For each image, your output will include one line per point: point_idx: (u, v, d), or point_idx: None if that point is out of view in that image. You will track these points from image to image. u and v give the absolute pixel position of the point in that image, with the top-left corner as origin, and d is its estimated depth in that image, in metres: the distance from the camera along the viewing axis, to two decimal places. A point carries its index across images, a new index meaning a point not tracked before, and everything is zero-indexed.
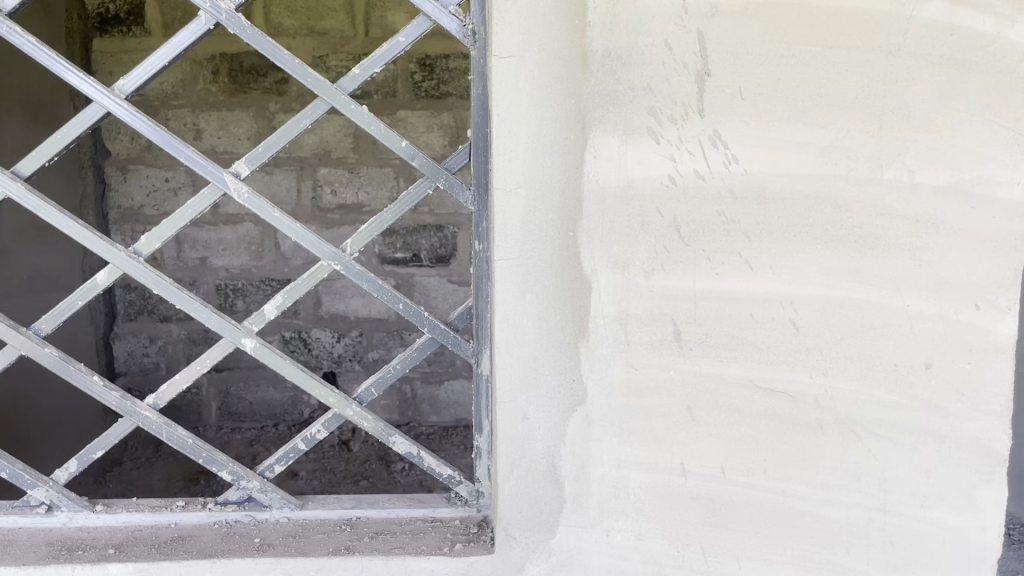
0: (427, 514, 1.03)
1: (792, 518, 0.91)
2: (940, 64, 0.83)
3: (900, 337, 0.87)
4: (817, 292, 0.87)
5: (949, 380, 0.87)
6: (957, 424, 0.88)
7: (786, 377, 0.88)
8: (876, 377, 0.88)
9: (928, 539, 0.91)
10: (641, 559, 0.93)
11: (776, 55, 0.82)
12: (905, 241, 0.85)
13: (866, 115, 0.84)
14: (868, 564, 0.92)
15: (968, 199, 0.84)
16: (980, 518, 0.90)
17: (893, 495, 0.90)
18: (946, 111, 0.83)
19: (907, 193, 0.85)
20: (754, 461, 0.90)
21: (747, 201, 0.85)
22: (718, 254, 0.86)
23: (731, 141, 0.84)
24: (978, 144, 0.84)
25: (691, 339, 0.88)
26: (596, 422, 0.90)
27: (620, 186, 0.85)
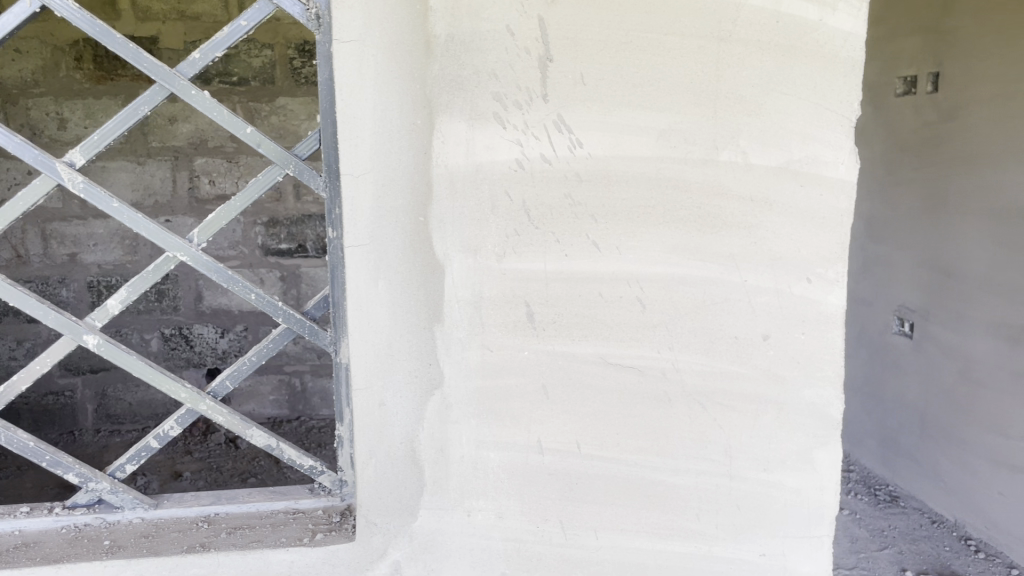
0: (289, 506, 1.03)
1: (645, 487, 0.95)
2: (768, 49, 0.87)
3: (739, 311, 0.92)
4: (661, 270, 0.91)
5: (787, 350, 0.93)
6: (794, 390, 0.94)
7: (634, 353, 0.92)
8: (718, 349, 0.93)
9: (770, 501, 0.96)
10: (503, 536, 0.95)
11: (616, 40, 0.85)
12: (742, 219, 0.90)
13: (702, 99, 0.88)
14: (717, 528, 0.97)
15: (797, 177, 0.90)
16: (818, 478, 0.96)
17: (737, 461, 0.95)
18: (776, 94, 0.88)
19: (742, 173, 0.89)
20: (607, 435, 0.93)
21: (592, 183, 0.88)
22: (566, 235, 0.89)
23: (575, 126, 0.86)
24: (805, 125, 0.89)
25: (544, 320, 0.90)
26: (454, 405, 0.91)
27: (469, 171, 0.86)
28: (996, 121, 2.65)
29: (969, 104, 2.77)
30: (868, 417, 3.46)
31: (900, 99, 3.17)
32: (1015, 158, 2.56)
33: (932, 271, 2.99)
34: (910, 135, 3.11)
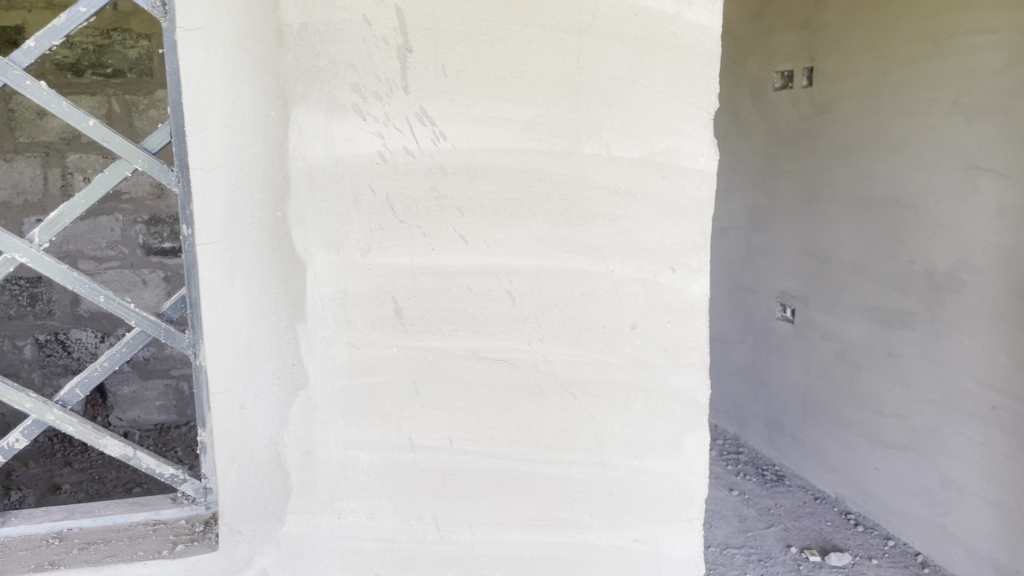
0: (149, 517, 0.99)
1: (519, 479, 0.95)
2: (628, 41, 0.88)
3: (607, 301, 0.93)
4: (529, 263, 0.91)
5: (654, 338, 0.95)
6: (661, 377, 0.96)
7: (506, 346, 0.92)
8: (588, 339, 0.94)
9: (642, 487, 0.98)
10: (375, 537, 0.93)
11: (476, 32, 0.85)
12: (607, 210, 0.92)
13: (564, 91, 0.88)
14: (591, 516, 0.98)
15: (659, 169, 0.92)
16: (687, 463, 0.99)
17: (610, 449, 0.97)
18: (636, 87, 0.90)
19: (606, 165, 0.91)
20: (480, 429, 0.93)
21: (457, 176, 0.87)
22: (432, 229, 0.88)
23: (438, 118, 0.85)
24: (666, 118, 0.91)
25: (412, 315, 0.88)
26: (320, 405, 0.89)
27: (328, 164, 0.84)
28: (866, 114, 2.79)
29: (840, 98, 2.91)
30: (755, 400, 3.59)
31: (778, 93, 3.30)
32: (885, 150, 2.71)
33: (810, 258, 3.13)
34: (787, 128, 3.24)
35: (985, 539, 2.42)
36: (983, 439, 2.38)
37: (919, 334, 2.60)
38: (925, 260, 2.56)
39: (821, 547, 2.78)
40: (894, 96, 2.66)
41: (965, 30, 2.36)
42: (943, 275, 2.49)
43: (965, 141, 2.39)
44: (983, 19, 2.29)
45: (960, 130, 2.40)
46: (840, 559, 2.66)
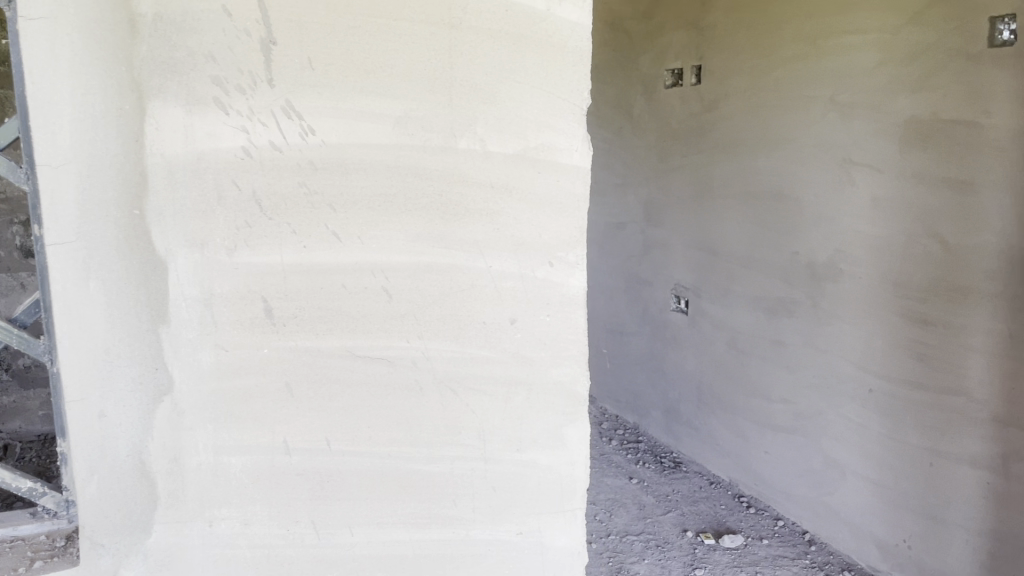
0: (8, 534, 0.97)
1: (400, 478, 0.94)
2: (498, 38, 0.89)
3: (485, 297, 0.94)
4: (405, 259, 0.90)
5: (532, 332, 0.96)
6: (541, 371, 0.97)
7: (382, 344, 0.91)
8: (467, 335, 0.94)
9: (524, 480, 0.99)
10: (249, 544, 0.91)
11: (343, 25, 0.83)
12: (483, 205, 0.92)
13: (437, 86, 0.88)
14: (474, 511, 0.98)
15: (534, 164, 0.93)
16: (568, 454, 1.00)
17: (491, 444, 0.97)
18: (509, 83, 0.91)
19: (481, 161, 0.91)
20: (358, 429, 0.91)
21: (327, 172, 0.85)
22: (302, 226, 0.86)
23: (305, 112, 0.83)
24: (539, 114, 0.93)
25: (283, 315, 0.87)
26: (186, 411, 0.87)
27: (189, 159, 0.82)
28: (751, 111, 2.89)
29: (726, 96, 3.01)
30: (652, 390, 3.68)
31: (668, 90, 3.38)
32: (769, 146, 2.81)
33: (701, 251, 3.22)
34: (678, 125, 3.32)
35: (865, 515, 2.55)
36: (861, 421, 2.51)
37: (802, 323, 2.72)
38: (806, 251, 2.67)
39: (715, 530, 2.87)
40: (776, 93, 2.76)
41: (839, 31, 2.47)
42: (823, 265, 2.61)
43: (841, 137, 2.50)
44: (855, 20, 2.41)
45: (837, 127, 2.51)
46: (733, 541, 2.76)
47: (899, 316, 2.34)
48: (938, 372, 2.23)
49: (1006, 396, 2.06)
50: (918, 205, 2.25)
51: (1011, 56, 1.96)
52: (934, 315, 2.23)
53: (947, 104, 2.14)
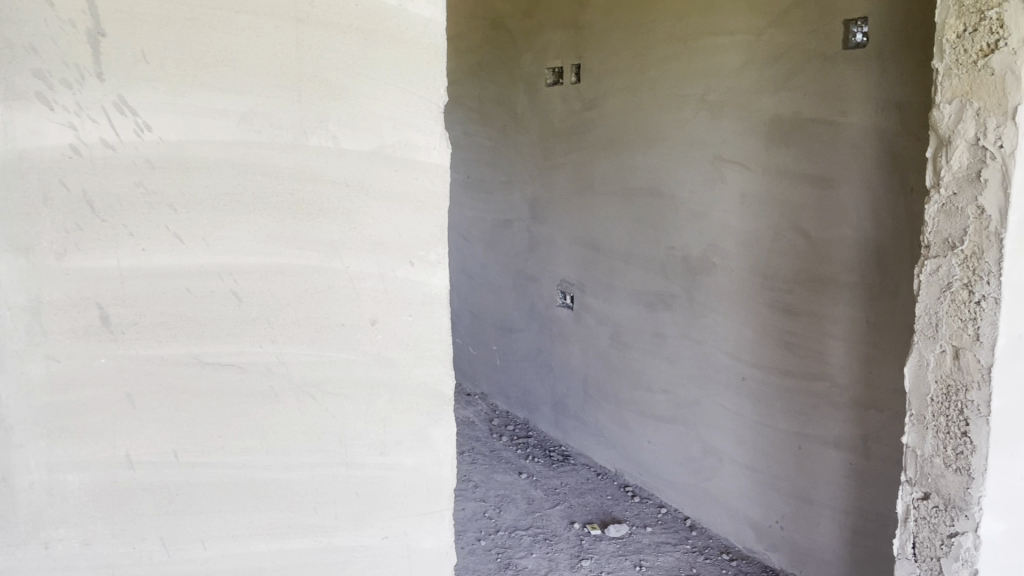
0: None
1: (256, 488, 0.91)
2: (350, 33, 0.88)
3: (343, 298, 0.92)
4: (255, 261, 0.87)
5: (393, 333, 0.95)
6: (404, 372, 0.96)
7: (233, 350, 0.87)
8: (326, 338, 0.91)
9: (389, 483, 0.98)
10: (91, 564, 0.86)
11: (179, 17, 0.81)
12: (338, 204, 0.90)
13: (284, 80, 0.86)
14: (337, 518, 0.96)
15: (391, 163, 0.92)
16: (433, 454, 1.00)
17: (353, 448, 0.95)
18: (360, 79, 0.89)
19: (334, 158, 0.89)
20: (209, 438, 0.88)
21: (167, 171, 0.82)
22: (142, 229, 0.82)
23: (139, 108, 0.81)
24: (395, 111, 0.92)
25: (122, 323, 0.83)
26: (15, 426, 0.82)
27: (9, 159, 0.77)
28: (628, 109, 2.95)
29: (604, 94, 3.07)
30: (541, 386, 3.71)
31: (550, 88, 3.42)
32: (645, 143, 2.88)
33: (584, 247, 3.27)
34: (560, 122, 3.36)
35: (741, 499, 2.65)
36: (736, 408, 2.61)
37: (679, 315, 2.80)
38: (682, 246, 2.75)
39: (601, 520, 2.92)
40: (651, 93, 2.83)
41: (709, 32, 2.56)
42: (698, 259, 2.69)
43: (712, 134, 2.59)
44: (723, 21, 2.50)
45: (707, 125, 2.60)
46: (618, 531, 2.81)
47: (768, 306, 2.44)
48: (804, 359, 2.34)
49: (864, 379, 2.18)
50: (783, 201, 2.35)
51: (863, 57, 2.08)
52: (799, 306, 2.34)
53: (807, 104, 2.25)
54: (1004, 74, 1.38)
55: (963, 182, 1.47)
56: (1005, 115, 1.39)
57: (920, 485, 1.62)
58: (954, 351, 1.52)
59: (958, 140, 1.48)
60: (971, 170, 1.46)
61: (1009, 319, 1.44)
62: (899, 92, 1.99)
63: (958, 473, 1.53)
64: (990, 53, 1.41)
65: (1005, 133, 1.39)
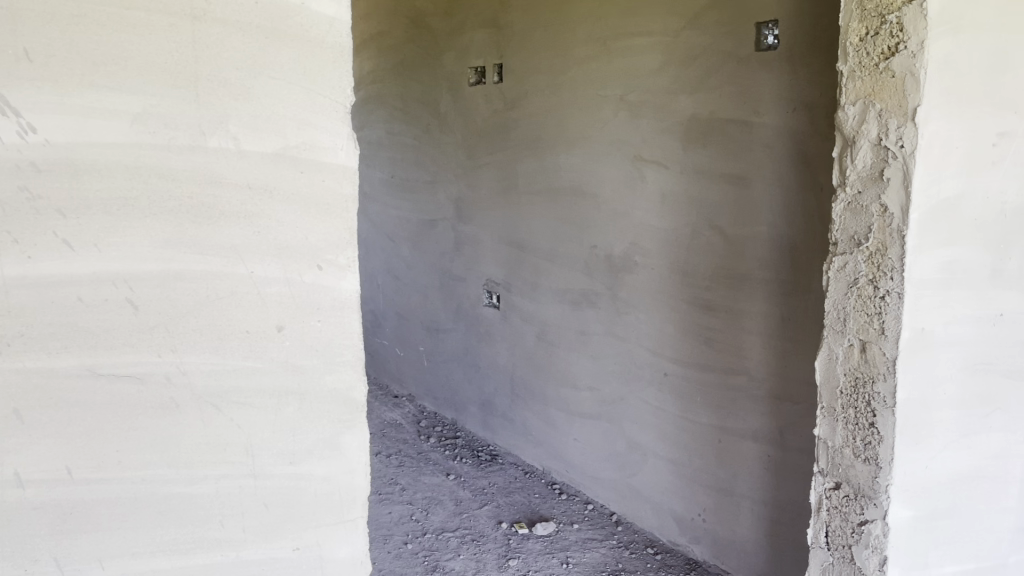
0: None
1: (158, 503, 0.88)
2: (250, 31, 0.86)
3: (247, 304, 0.89)
4: (152, 268, 0.84)
5: (302, 339, 0.93)
6: (314, 379, 0.94)
7: (130, 361, 0.84)
8: (229, 346, 0.89)
9: (299, 494, 0.95)
10: None
11: (66, 13, 0.78)
12: (240, 208, 0.87)
13: (181, 80, 0.83)
14: (244, 531, 0.93)
15: (296, 164, 0.90)
16: (346, 463, 0.98)
17: (261, 459, 0.93)
18: (262, 78, 0.87)
19: (235, 160, 0.87)
20: (106, 453, 0.85)
21: (54, 174, 0.79)
22: (28, 236, 0.79)
23: (23, 108, 0.77)
24: (299, 111, 0.89)
25: (8, 334, 0.80)
26: None
27: None
28: (550, 109, 2.96)
29: (526, 94, 3.07)
30: (468, 386, 3.70)
31: (473, 87, 3.41)
32: (567, 142, 2.90)
33: (509, 246, 3.28)
34: (483, 122, 3.35)
35: (665, 493, 2.69)
36: (659, 404, 2.65)
37: (603, 313, 2.83)
38: (605, 245, 2.78)
39: (529, 519, 2.93)
40: (572, 92, 2.85)
41: (627, 32, 2.59)
42: (620, 258, 2.72)
43: (631, 134, 2.62)
44: (641, 22, 2.53)
45: (627, 125, 2.63)
46: (546, 529, 2.82)
47: (688, 303, 2.48)
48: (723, 354, 2.39)
49: (780, 373, 2.23)
50: (701, 199, 2.39)
51: (774, 59, 2.13)
52: (717, 302, 2.39)
53: (722, 104, 2.29)
54: (904, 76, 1.43)
55: (867, 181, 1.52)
56: (905, 116, 1.44)
57: (832, 475, 1.67)
58: (861, 345, 1.57)
59: (862, 141, 1.52)
60: (875, 170, 1.50)
61: (912, 313, 1.49)
62: (809, 93, 2.05)
63: (866, 463, 1.58)
64: (891, 55, 1.46)
65: (905, 133, 1.44)
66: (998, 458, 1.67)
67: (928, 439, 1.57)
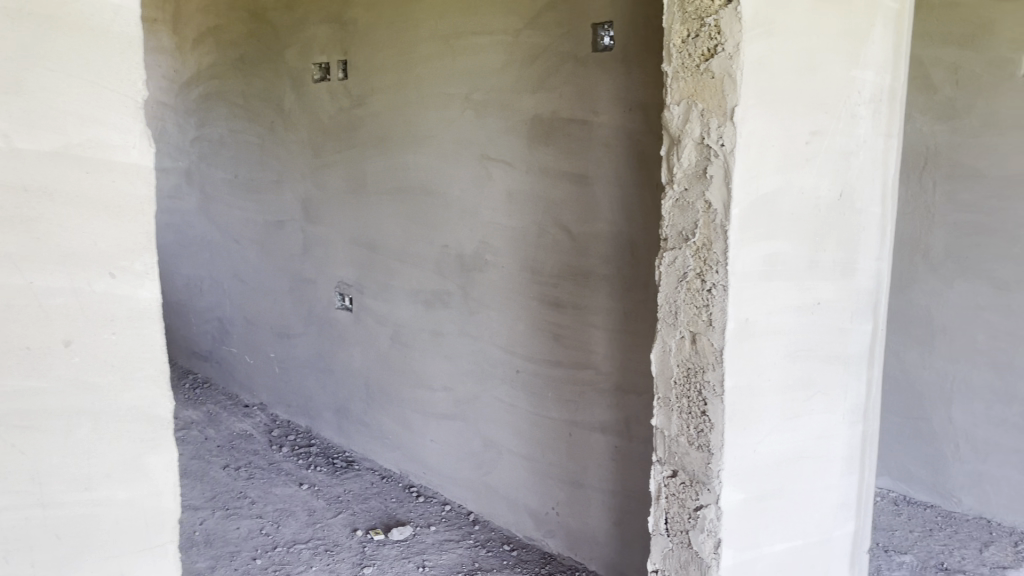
0: None
1: None
2: (22, 19, 0.84)
3: (28, 319, 0.87)
4: None
5: (92, 353, 0.92)
6: (110, 399, 0.94)
7: None
8: (9, 364, 0.86)
9: (98, 520, 0.95)
10: None
11: None
12: (16, 212, 0.85)
13: None
14: (35, 565, 0.92)
15: (79, 163, 0.89)
16: (151, 486, 0.99)
17: (50, 485, 0.91)
18: (38, 70, 0.85)
19: (9, 158, 0.84)
20: None
21: None
22: None
23: None
24: (81, 106, 0.89)
25: None
26: None
27: None
28: (397, 107, 2.92)
29: (372, 91, 3.02)
30: (322, 392, 3.59)
31: (317, 84, 3.31)
32: (415, 141, 2.87)
33: (360, 247, 3.21)
34: (329, 119, 3.26)
35: (520, 490, 2.71)
36: (512, 401, 2.66)
37: (455, 312, 2.81)
38: (455, 244, 2.77)
39: (384, 525, 2.88)
40: (417, 91, 2.82)
41: (470, 31, 2.58)
42: (470, 257, 2.72)
43: (477, 133, 2.62)
44: (483, 21, 2.53)
45: (472, 123, 2.62)
46: (401, 533, 2.78)
47: (537, 300, 2.51)
48: (570, 349, 2.43)
49: (626, 365, 2.30)
50: (545, 197, 2.42)
51: (610, 60, 2.18)
52: (564, 298, 2.43)
53: (562, 104, 2.33)
54: (722, 77, 1.49)
55: (693, 178, 1.58)
56: (724, 116, 1.50)
57: (669, 463, 1.72)
58: (691, 336, 1.63)
59: (686, 139, 1.58)
60: (699, 168, 1.56)
61: (736, 304, 1.56)
62: (643, 94, 2.11)
63: (700, 450, 1.64)
64: (710, 57, 1.51)
65: (725, 132, 1.50)
66: (819, 438, 1.77)
67: (754, 424, 1.65)
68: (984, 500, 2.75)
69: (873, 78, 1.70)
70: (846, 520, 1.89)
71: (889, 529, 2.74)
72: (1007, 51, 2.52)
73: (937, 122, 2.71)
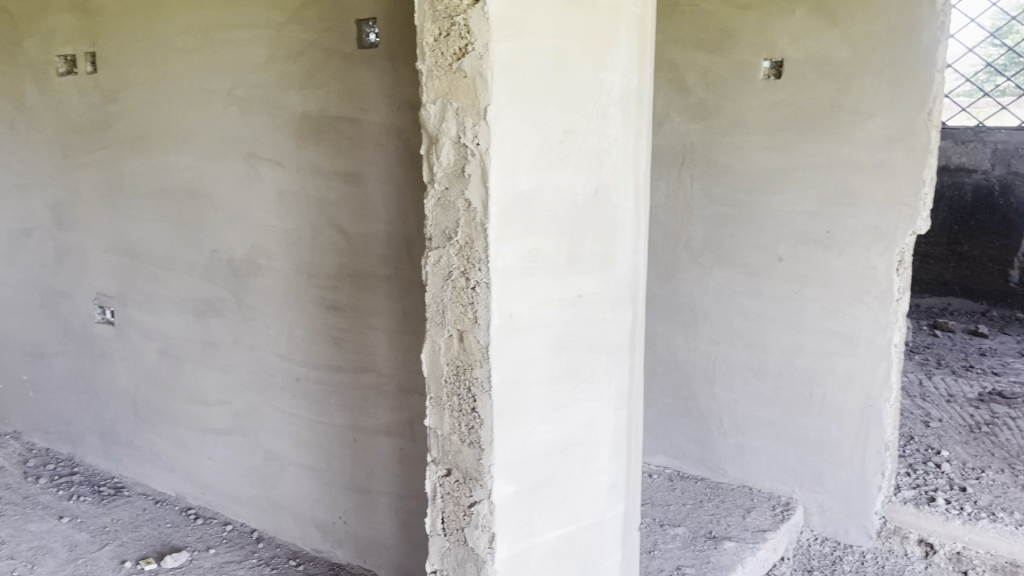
0: None
1: None
2: None
3: None
4: None
5: None
6: None
7: None
8: None
9: None
10: None
11: None
12: None
13: None
14: None
15: None
16: None
17: None
18: None
19: None
20: None
21: None
22: None
23: None
24: None
25: None
26: None
27: None
28: (154, 104, 2.72)
29: (125, 86, 2.79)
30: (84, 415, 3.28)
31: (63, 79, 3.02)
32: (175, 139, 2.68)
33: (120, 255, 2.96)
34: (78, 116, 2.98)
35: (305, 501, 2.62)
36: (292, 410, 2.56)
37: (229, 321, 2.66)
38: (225, 249, 2.62)
39: (158, 553, 2.67)
40: (176, 86, 2.63)
41: (230, 23, 2.44)
42: (242, 261, 2.58)
43: (242, 131, 2.49)
44: (244, 14, 2.41)
45: (236, 121, 2.49)
46: (176, 560, 2.59)
47: (314, 305, 2.43)
48: (351, 352, 2.38)
49: (407, 366, 2.28)
50: (318, 198, 2.35)
51: (378, 57, 2.15)
52: (342, 301, 2.37)
53: (330, 102, 2.26)
54: (474, 77, 1.52)
55: (452, 178, 1.60)
56: (478, 115, 1.53)
57: (443, 462, 1.74)
58: (459, 334, 1.65)
59: (444, 139, 1.59)
60: (458, 167, 1.58)
61: (499, 300, 1.60)
62: (411, 92, 2.10)
63: (471, 447, 1.67)
64: (461, 57, 1.54)
65: (479, 132, 1.53)
66: (586, 425, 1.81)
67: (522, 417, 1.69)
68: (746, 469, 2.99)
69: (620, 80, 1.72)
70: (618, 501, 1.93)
71: (664, 504, 2.90)
72: (748, 56, 2.75)
73: (692, 122, 2.91)
